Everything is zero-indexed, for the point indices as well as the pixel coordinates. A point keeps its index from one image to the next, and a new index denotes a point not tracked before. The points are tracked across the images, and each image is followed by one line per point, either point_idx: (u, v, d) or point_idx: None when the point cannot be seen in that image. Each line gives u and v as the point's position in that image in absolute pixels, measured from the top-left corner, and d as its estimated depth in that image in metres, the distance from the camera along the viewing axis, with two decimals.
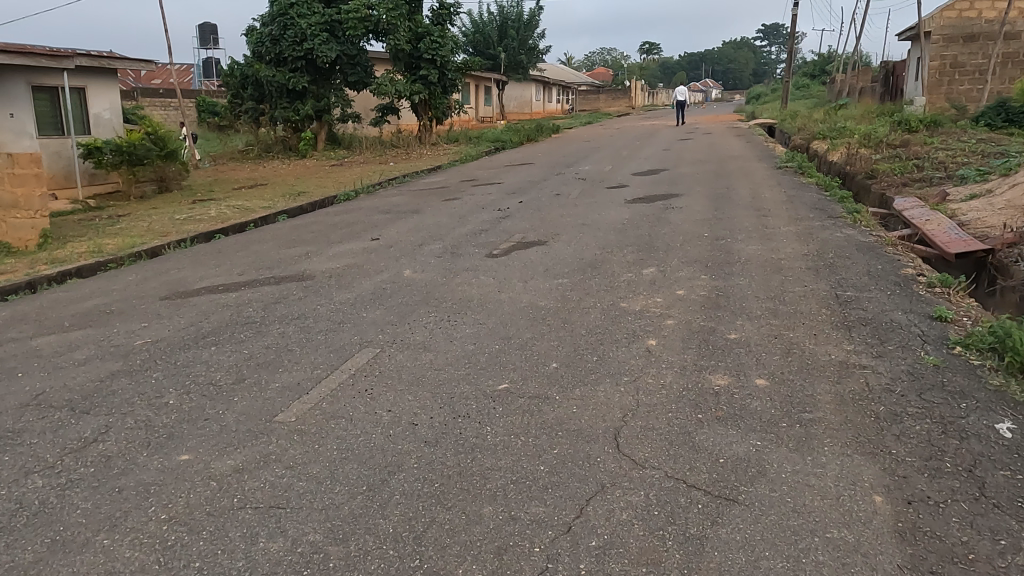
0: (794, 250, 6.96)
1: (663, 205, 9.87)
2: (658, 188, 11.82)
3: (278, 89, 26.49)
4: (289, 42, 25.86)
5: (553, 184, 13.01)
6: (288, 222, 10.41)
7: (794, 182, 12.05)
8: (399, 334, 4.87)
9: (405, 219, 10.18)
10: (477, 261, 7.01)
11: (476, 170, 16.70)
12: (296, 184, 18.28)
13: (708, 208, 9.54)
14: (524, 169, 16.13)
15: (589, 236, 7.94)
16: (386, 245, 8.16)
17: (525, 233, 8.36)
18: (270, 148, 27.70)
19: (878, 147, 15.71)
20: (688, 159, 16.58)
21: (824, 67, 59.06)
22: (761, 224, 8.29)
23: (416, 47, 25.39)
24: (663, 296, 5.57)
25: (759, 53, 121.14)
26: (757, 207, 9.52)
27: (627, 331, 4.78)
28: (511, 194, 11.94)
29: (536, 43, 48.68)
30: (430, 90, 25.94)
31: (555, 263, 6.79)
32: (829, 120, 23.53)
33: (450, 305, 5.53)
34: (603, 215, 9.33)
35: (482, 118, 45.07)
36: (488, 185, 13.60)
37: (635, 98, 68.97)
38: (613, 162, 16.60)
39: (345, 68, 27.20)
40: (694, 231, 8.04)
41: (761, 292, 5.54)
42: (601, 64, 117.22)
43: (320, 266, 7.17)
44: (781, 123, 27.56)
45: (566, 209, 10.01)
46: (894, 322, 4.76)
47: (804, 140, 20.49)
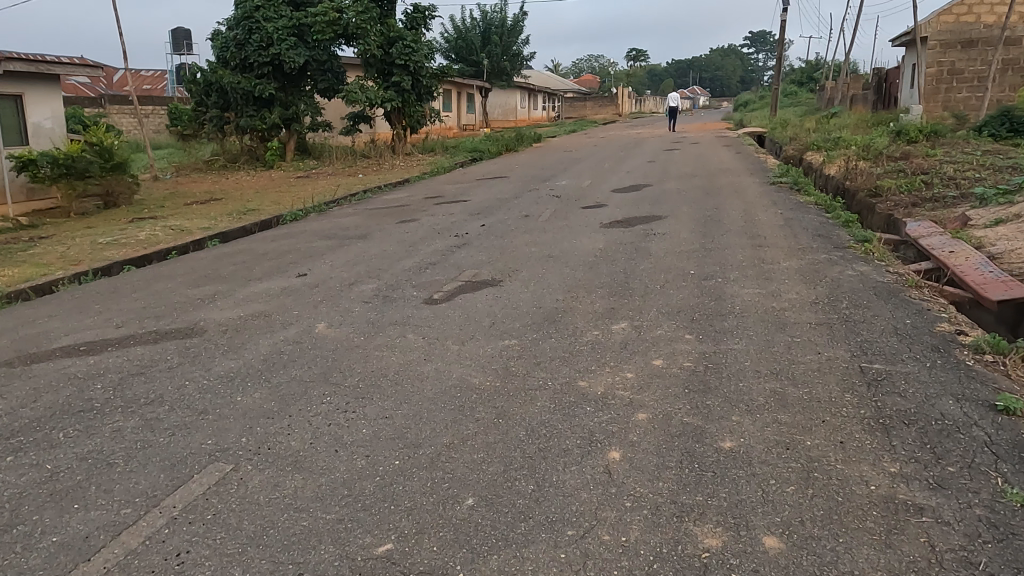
0: (799, 296, 5.70)
1: (642, 232, 8.63)
2: (640, 208, 10.57)
3: (244, 96, 25.21)
4: (254, 47, 24.57)
5: (523, 203, 11.77)
6: (214, 250, 9.07)
7: (791, 201, 10.84)
8: (267, 440, 3.53)
9: (348, 246, 8.88)
10: (410, 311, 5.71)
11: (445, 184, 15.45)
12: (251, 199, 16.94)
13: (695, 235, 8.29)
14: (496, 184, 14.89)
15: (551, 275, 6.66)
16: (311, 284, 6.84)
17: (480, 268, 7.08)
18: (235, 158, 26.35)
19: (879, 160, 14.55)
20: (674, 172, 15.37)
21: (813, 75, 58.19)
22: (756, 258, 7.05)
23: (388, 52, 24.10)
24: (634, 370, 4.26)
25: (747, 61, 120.68)
26: (751, 234, 8.27)
27: (581, 435, 3.46)
28: (475, 215, 10.68)
29: (520, 49, 47.51)
30: (403, 98, 24.67)
31: (505, 314, 5.51)
32: (822, 130, 22.41)
33: (354, 384, 4.20)
34: (572, 244, 8.06)
35: (464, 126, 43.83)
36: (453, 203, 12.34)
37: (623, 105, 67.91)
38: (593, 175, 15.38)
39: (315, 74, 25.92)
40: (676, 267, 6.77)
41: (762, 366, 4.24)
42: (589, 71, 116.40)
43: (218, 317, 5.84)
44: (772, 131, 26.44)
45: (532, 235, 8.76)
46: (947, 420, 3.48)
47: (797, 151, 19.34)
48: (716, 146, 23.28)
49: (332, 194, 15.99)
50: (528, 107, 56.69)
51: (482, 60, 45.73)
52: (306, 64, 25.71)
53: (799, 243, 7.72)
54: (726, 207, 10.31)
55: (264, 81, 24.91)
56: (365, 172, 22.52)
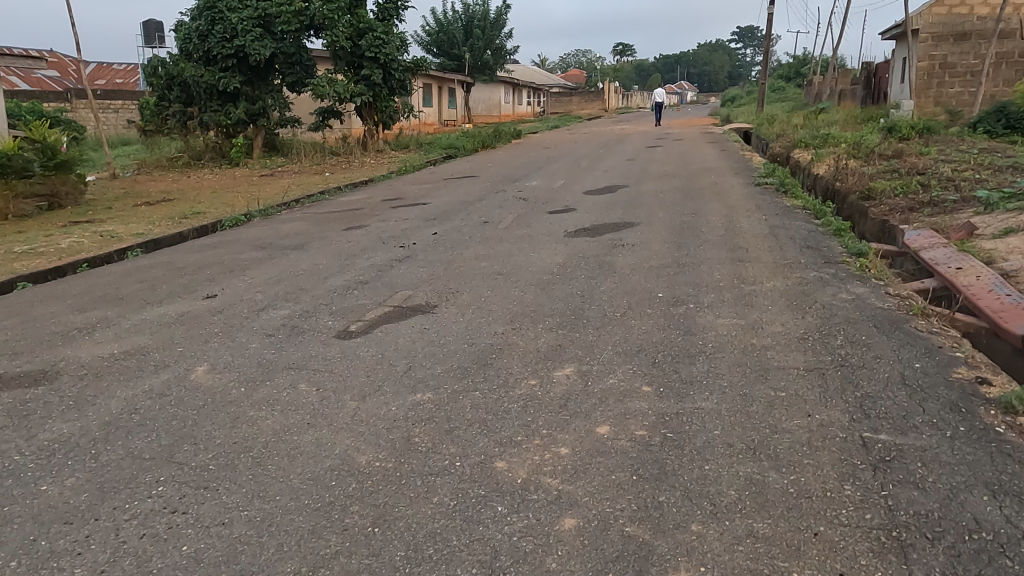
0: (784, 328, 4.76)
1: (611, 242, 7.68)
2: (612, 213, 9.62)
3: (207, 90, 24.13)
4: (218, 38, 23.47)
5: (487, 206, 10.83)
6: (129, 263, 8.06)
7: (777, 205, 9.92)
8: (44, 566, 2.54)
9: (280, 258, 7.89)
10: (315, 348, 4.72)
11: (409, 184, 14.46)
12: (205, 200, 15.89)
13: (668, 247, 7.35)
14: (463, 184, 13.93)
15: (496, 298, 5.69)
16: (216, 309, 5.85)
17: (416, 289, 6.10)
18: (200, 155, 25.22)
19: (871, 159, 13.67)
20: (654, 171, 14.46)
21: (800, 70, 57.50)
22: (735, 275, 6.11)
23: (358, 44, 23.01)
24: (570, 444, 3.29)
25: (735, 56, 120.06)
26: (731, 245, 7.34)
27: (479, 560, 2.49)
28: (430, 221, 9.71)
29: (503, 42, 46.43)
30: (374, 92, 23.62)
31: (428, 353, 4.53)
32: (810, 126, 21.54)
33: (201, 464, 3.20)
34: (528, 258, 7.09)
35: (445, 121, 42.80)
36: (411, 206, 11.36)
37: (609, 100, 66.99)
38: (568, 175, 14.43)
39: (283, 67, 24.82)
40: (642, 289, 5.81)
41: (734, 437, 3.29)
42: (576, 66, 115.37)
43: (87, 355, 4.85)
44: (758, 128, 25.57)
45: (486, 246, 7.80)
46: (985, 533, 2.53)
47: (784, 148, 18.46)
48: (701, 142, 22.37)
49: (290, 194, 14.98)
50: (513, 103, 55.68)
51: (464, 54, 44.64)
52: (273, 57, 24.62)
53: (784, 256, 6.78)
54: (703, 212, 9.37)
55: (229, 75, 23.84)
56: (332, 170, 21.45)
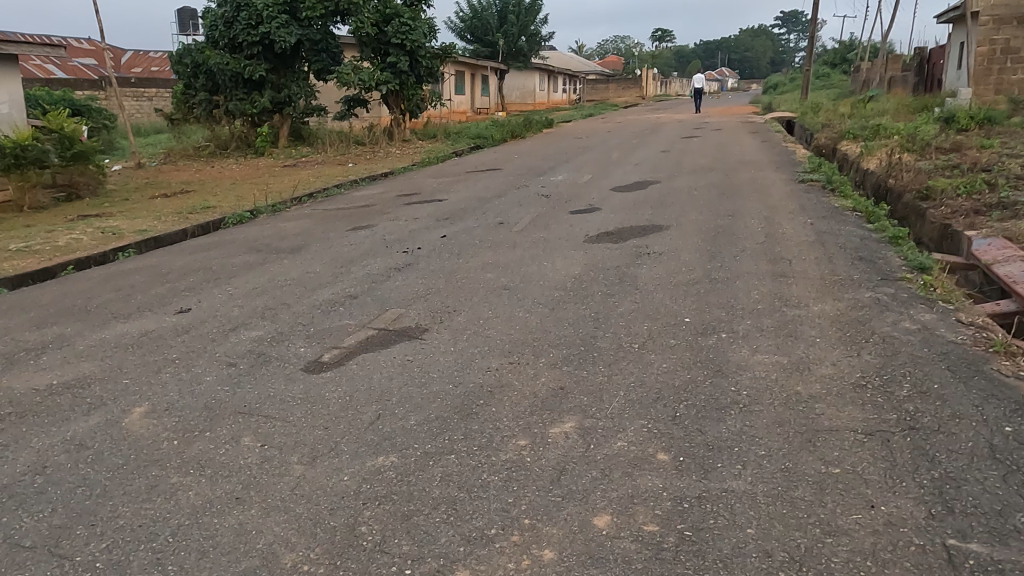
0: (835, 370, 3.93)
1: (635, 250, 6.87)
2: (640, 214, 8.80)
3: (233, 78, 23.75)
4: (243, 25, 23.05)
5: (505, 204, 10.08)
6: (115, 266, 7.51)
7: (823, 205, 8.99)
8: None
9: (273, 262, 7.26)
10: (274, 385, 4.03)
11: (430, 178, 13.78)
12: (221, 193, 15.40)
13: (698, 257, 6.53)
14: (485, 179, 13.19)
15: (496, 321, 4.95)
16: (185, 328, 5.22)
17: (408, 307, 5.39)
18: (226, 145, 24.87)
19: (927, 153, 12.57)
20: (689, 166, 13.54)
21: (847, 56, 55.40)
22: (776, 296, 5.26)
23: (383, 30, 22.33)
24: (557, 546, 2.54)
25: (778, 42, 117.00)
26: (771, 255, 6.48)
27: None
28: (442, 221, 9.01)
29: (538, 28, 45.42)
30: (401, 80, 22.95)
31: (403, 396, 3.81)
32: (858, 115, 20.30)
33: (88, 561, 2.53)
34: (540, 269, 6.33)
35: (478, 110, 42.05)
36: (426, 203, 10.67)
37: (647, 88, 65.50)
38: (597, 169, 13.59)
39: (309, 55, 24.30)
40: (666, 312, 5.01)
41: (774, 543, 2.51)
42: (614, 52, 113.51)
43: (22, 386, 4.23)
44: (802, 117, 24.33)
45: (497, 253, 7.07)
46: None
47: (830, 139, 17.32)
48: (740, 133, 21.27)
49: (307, 188, 14.40)
50: (548, 90, 54.67)
51: (498, 41, 43.75)
52: (299, 44, 24.11)
53: (833, 271, 5.90)
54: (741, 214, 8.49)
55: (254, 62, 23.41)
56: (356, 160, 20.85)
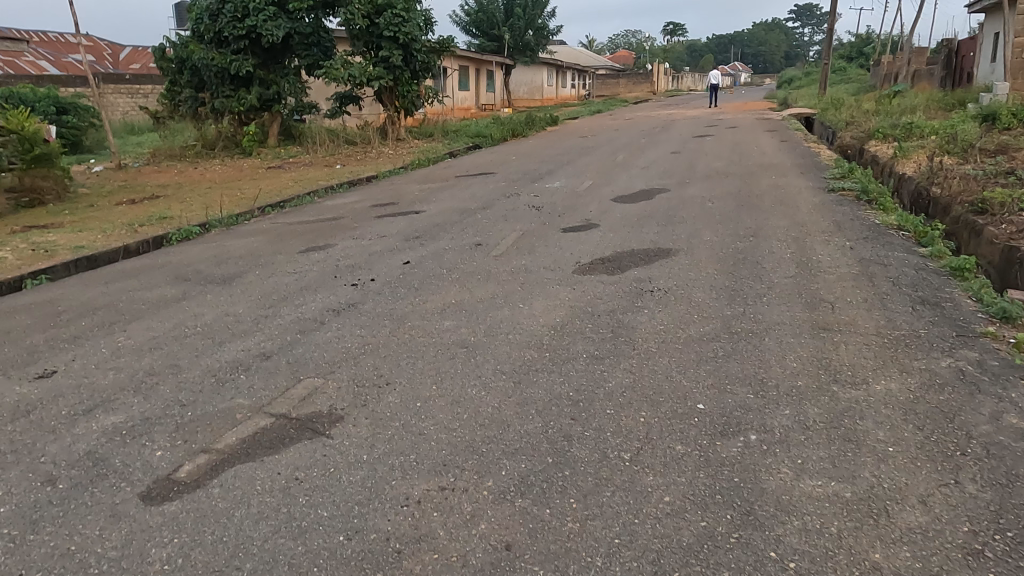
0: (928, 516, 2.59)
1: (633, 286, 5.52)
2: (645, 232, 7.44)
3: (219, 74, 22.54)
4: (228, 18, 21.84)
5: (490, 217, 8.78)
6: (8, 301, 6.23)
7: (861, 222, 7.61)
8: None
9: (194, 298, 5.96)
10: (86, 530, 2.71)
11: (415, 184, 12.47)
12: (193, 199, 14.16)
13: (714, 297, 5.18)
14: (475, 185, 11.87)
15: (436, 405, 3.62)
16: (31, 406, 3.92)
17: (329, 376, 4.08)
18: (213, 145, 23.66)
19: (971, 155, 11.15)
20: (702, 169, 12.15)
21: (863, 50, 53.75)
22: (819, 366, 3.90)
23: (375, 22, 20.97)
24: None
25: (791, 35, 114.89)
26: (807, 295, 5.12)
27: None
28: (411, 241, 7.70)
29: (545, 22, 43.98)
30: (395, 75, 21.66)
31: (264, 561, 2.49)
32: (884, 111, 18.84)
33: None
34: (510, 314, 4.99)
35: (482, 106, 40.70)
36: (402, 215, 9.38)
37: (658, 83, 63.94)
38: (600, 173, 12.24)
39: (298, 49, 23.02)
40: (670, 393, 3.67)
41: None
42: (625, 46, 111.66)
43: None
44: (822, 114, 22.84)
45: (465, 287, 5.76)
46: None
47: (856, 139, 15.89)
48: (757, 131, 19.84)
49: (282, 194, 13.12)
50: (556, 85, 53.20)
51: (504, 35, 42.37)
52: (289, 37, 22.83)
53: (890, 323, 4.54)
54: (765, 233, 7.13)
55: (241, 57, 22.19)
56: (344, 161, 19.59)
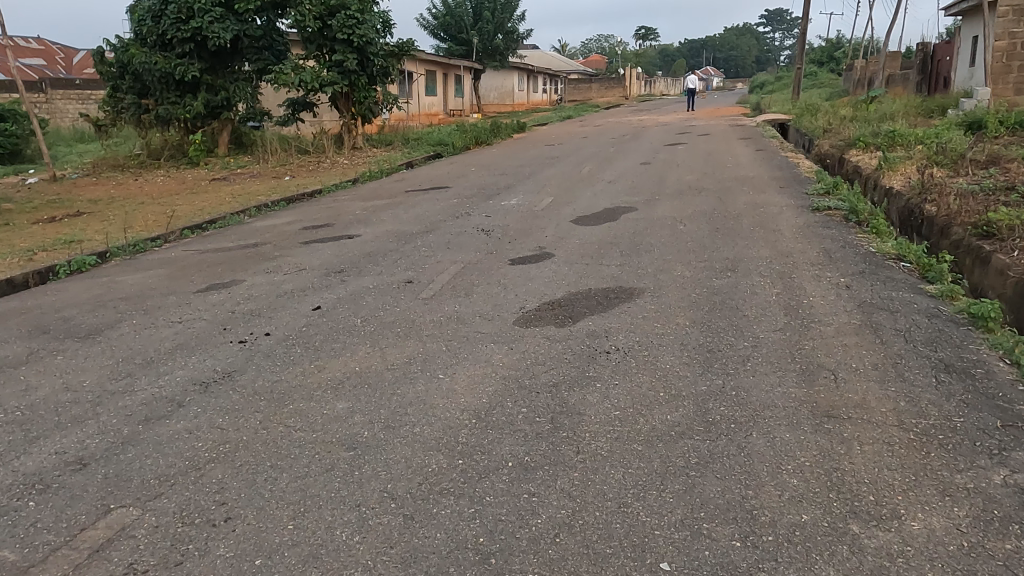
0: None
1: (584, 346, 4.43)
2: (605, 266, 6.37)
3: (163, 79, 21.20)
4: (171, 20, 20.50)
5: (432, 244, 7.68)
6: None
7: (852, 250, 6.60)
8: None
9: (40, 361, 4.75)
10: None
11: (360, 201, 11.34)
12: (121, 217, 12.89)
13: (683, 362, 4.12)
14: (426, 202, 10.76)
15: (283, 568, 2.48)
16: None
17: (148, 505, 2.91)
18: (159, 154, 22.26)
19: (962, 167, 10.25)
20: (673, 183, 11.14)
21: (834, 54, 53.44)
22: (829, 487, 2.82)
23: (328, 23, 19.76)
24: None
25: (762, 40, 115.27)
26: (799, 360, 4.08)
27: None
28: (333, 276, 6.56)
29: (514, 26, 42.99)
30: (350, 79, 20.47)
31: None
32: (862, 118, 18.05)
33: None
34: (425, 392, 3.87)
35: (450, 112, 39.60)
36: (333, 241, 8.23)
37: (630, 87, 63.31)
38: (563, 189, 11.18)
39: (249, 52, 21.74)
40: (620, 538, 2.57)
41: None
42: (597, 51, 111.24)
43: None
44: (798, 120, 22.06)
45: (379, 345, 4.63)
46: None
47: (836, 148, 15.02)
48: (730, 138, 18.95)
49: (216, 212, 11.91)
50: (527, 90, 52.24)
51: (472, 39, 41.27)
52: (237, 40, 21.56)
53: (912, 405, 3.49)
54: (745, 266, 6.10)
55: (186, 61, 20.88)
56: (294, 172, 18.31)
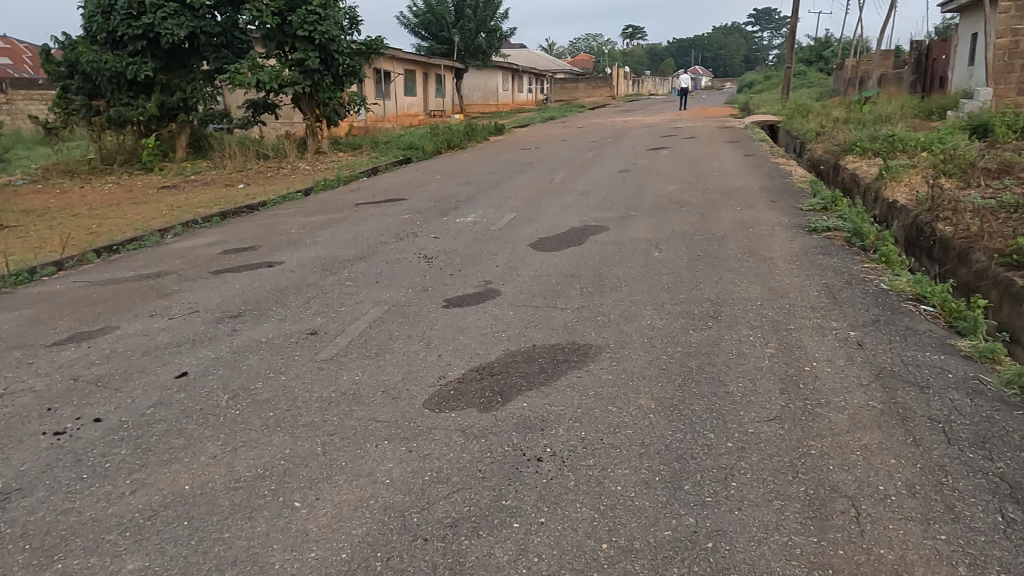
0: None
1: (508, 448, 3.24)
2: (558, 310, 5.19)
3: (115, 80, 19.89)
4: (121, 16, 19.17)
5: (360, 276, 6.48)
6: None
7: (860, 288, 5.43)
8: None
9: None
10: None
11: (303, 217, 10.11)
12: (44, 232, 11.60)
13: (641, 479, 2.94)
14: (374, 218, 9.54)
15: None
16: None
17: None
18: (111, 159, 20.93)
19: (973, 178, 9.12)
20: (652, 196, 9.98)
21: (822, 53, 52.59)
22: None
23: (288, 20, 18.53)
24: None
25: (751, 39, 114.52)
26: (804, 477, 2.90)
27: None
28: (227, 321, 5.35)
29: (498, 24, 41.70)
30: (313, 79, 19.21)
31: None
32: (857, 121, 16.95)
33: None
34: (264, 536, 2.67)
35: (430, 113, 38.30)
36: (249, 270, 7.01)
37: (618, 87, 62.21)
38: (530, 202, 10.01)
39: (206, 51, 20.43)
40: None
41: None
42: (585, 50, 110.12)
43: None
44: (788, 122, 20.96)
45: (235, 443, 3.41)
46: None
47: (830, 154, 13.90)
48: (717, 141, 17.81)
49: (143, 228, 10.64)
50: (512, 90, 50.95)
51: (454, 37, 39.94)
52: (194, 37, 20.28)
53: None
54: (730, 313, 4.93)
55: (139, 60, 19.60)
56: (249, 179, 17.04)
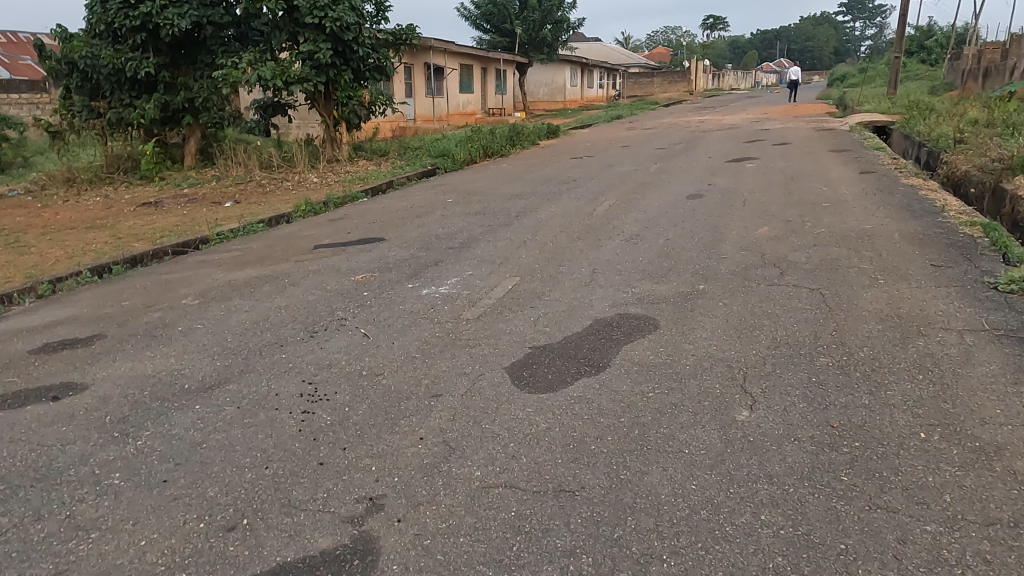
0: None
1: None
2: None
3: (114, 77, 17.52)
4: (117, 4, 16.76)
5: (160, 449, 3.37)
6: None
7: None
8: None
9: None
10: None
11: (227, 271, 7.12)
12: None
13: None
14: (314, 280, 6.44)
15: None
16: None
17: None
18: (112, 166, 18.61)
19: None
20: (733, 250, 6.52)
21: (924, 43, 47.09)
22: None
23: (295, 4, 15.73)
24: None
25: (841, 31, 106.95)
26: None
27: None
28: None
29: (565, 14, 38.15)
30: (328, 74, 16.39)
31: None
32: (1010, 124, 12.91)
33: None
34: None
35: (488, 111, 35.15)
36: (9, 412, 3.96)
37: (696, 82, 57.66)
38: (550, 255, 6.72)
39: (214, 43, 17.88)
40: None
41: None
42: (663, 44, 104.92)
43: None
44: (907, 124, 16.87)
45: None
46: None
47: (987, 171, 10.05)
48: (818, 150, 14.06)
49: (32, 277, 7.85)
50: (581, 86, 47.22)
51: (516, 29, 36.62)
52: (200, 28, 17.73)
53: None
54: None
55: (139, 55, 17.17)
56: (243, 195, 14.35)
